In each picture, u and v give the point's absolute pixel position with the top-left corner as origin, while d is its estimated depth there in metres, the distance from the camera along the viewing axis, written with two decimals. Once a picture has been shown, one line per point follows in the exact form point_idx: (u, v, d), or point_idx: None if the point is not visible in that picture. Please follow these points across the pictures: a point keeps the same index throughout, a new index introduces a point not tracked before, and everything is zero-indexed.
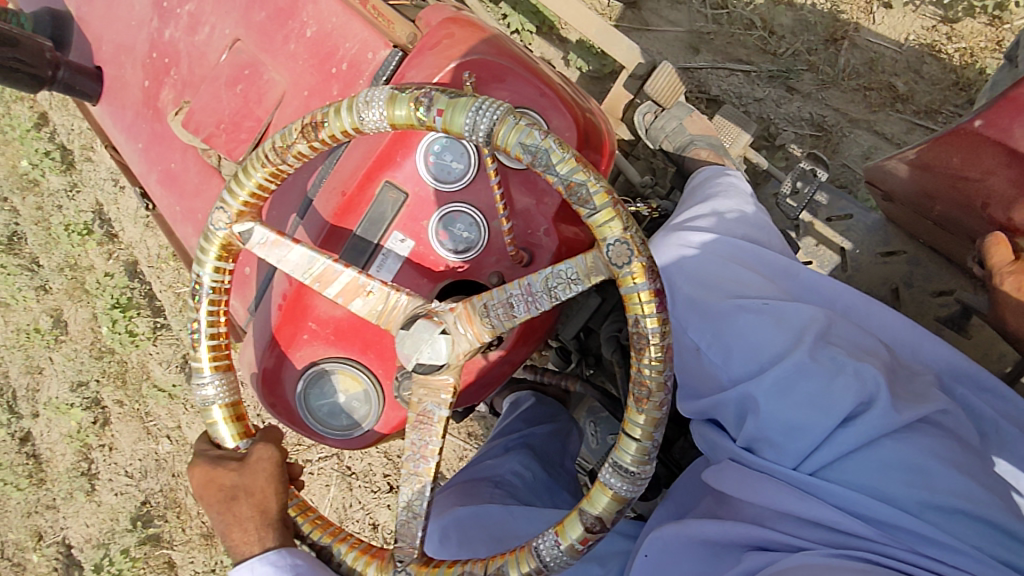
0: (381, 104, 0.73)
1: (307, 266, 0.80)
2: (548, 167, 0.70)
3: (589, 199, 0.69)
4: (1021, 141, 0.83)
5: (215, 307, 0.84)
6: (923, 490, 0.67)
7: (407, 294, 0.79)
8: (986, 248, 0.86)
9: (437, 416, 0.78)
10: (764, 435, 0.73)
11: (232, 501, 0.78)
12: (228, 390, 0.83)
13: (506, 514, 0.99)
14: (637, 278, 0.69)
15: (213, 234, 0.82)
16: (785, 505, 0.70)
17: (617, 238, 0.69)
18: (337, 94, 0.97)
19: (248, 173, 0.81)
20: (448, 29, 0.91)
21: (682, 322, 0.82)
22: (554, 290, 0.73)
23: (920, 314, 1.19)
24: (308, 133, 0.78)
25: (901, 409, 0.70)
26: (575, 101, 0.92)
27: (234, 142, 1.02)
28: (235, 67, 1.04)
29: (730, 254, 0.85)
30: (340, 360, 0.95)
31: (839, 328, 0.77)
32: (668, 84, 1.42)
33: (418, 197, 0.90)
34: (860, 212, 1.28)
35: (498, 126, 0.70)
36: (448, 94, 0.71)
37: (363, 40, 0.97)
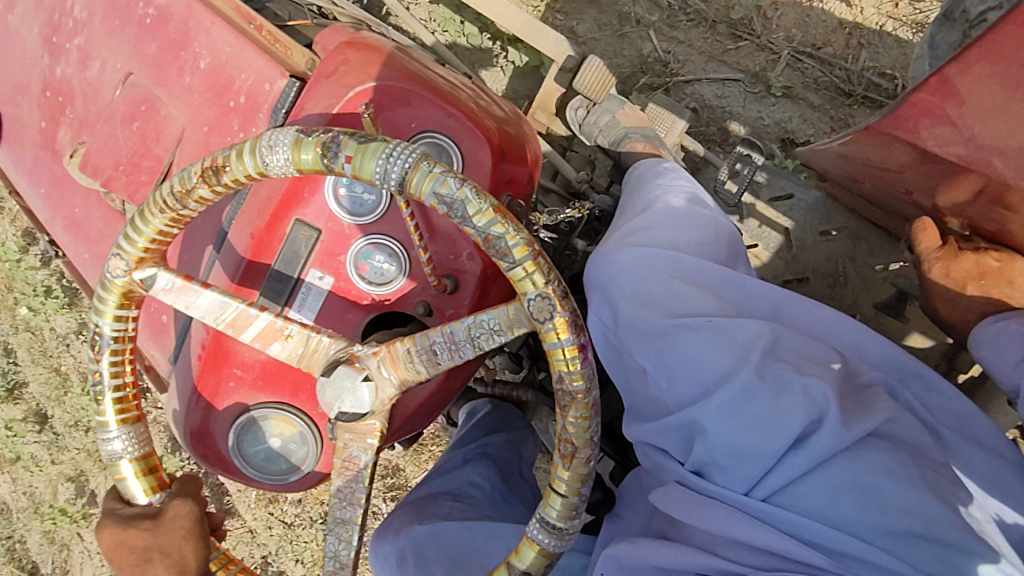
0: (285, 148, 0.70)
1: (218, 312, 0.76)
2: (464, 218, 0.67)
3: (508, 253, 0.66)
4: (928, 143, 0.77)
5: (118, 357, 0.79)
6: (876, 513, 0.66)
7: (328, 336, 0.76)
8: (914, 233, 0.86)
9: (361, 462, 0.75)
10: (712, 458, 0.71)
11: (146, 564, 0.74)
12: (138, 443, 0.79)
13: (464, 532, 0.96)
14: (561, 333, 0.67)
15: (111, 282, 0.77)
16: (736, 532, 0.69)
17: (539, 293, 0.66)
18: (239, 129, 0.92)
19: (146, 218, 0.76)
20: (344, 55, 0.86)
21: (625, 345, 0.79)
22: (478, 340, 0.71)
23: (868, 291, 1.20)
24: (208, 178, 0.73)
25: (849, 426, 0.68)
26: (485, 116, 0.88)
27: (135, 184, 0.97)
28: (131, 103, 0.98)
29: (672, 268, 0.82)
30: (270, 406, 0.91)
31: (786, 341, 0.75)
32: (597, 79, 1.40)
33: (332, 232, 0.86)
34: (800, 191, 1.28)
35: (411, 173, 0.66)
36: (357, 138, 0.68)
37: (260, 71, 0.92)
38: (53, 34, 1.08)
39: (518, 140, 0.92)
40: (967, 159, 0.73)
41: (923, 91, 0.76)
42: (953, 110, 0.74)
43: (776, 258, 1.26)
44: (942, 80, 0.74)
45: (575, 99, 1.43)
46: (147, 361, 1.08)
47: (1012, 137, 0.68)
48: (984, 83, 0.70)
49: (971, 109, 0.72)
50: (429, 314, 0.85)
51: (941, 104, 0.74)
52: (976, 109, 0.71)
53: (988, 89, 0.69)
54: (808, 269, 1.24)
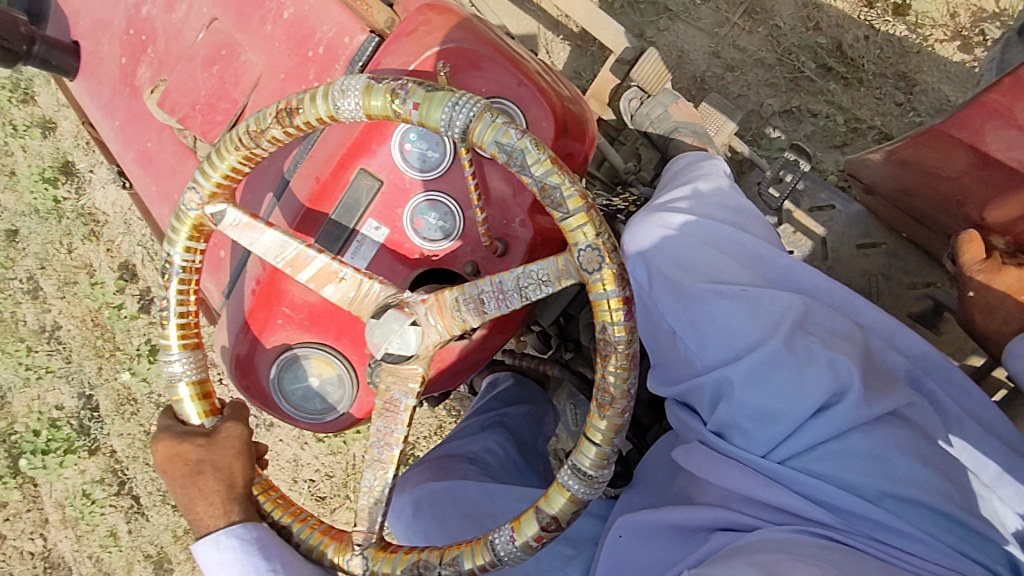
0: (356, 94, 0.74)
1: (279, 250, 0.80)
2: (522, 167, 0.71)
3: (563, 203, 0.71)
4: (992, 146, 0.83)
5: (185, 285, 0.84)
6: (886, 481, 0.68)
7: (380, 282, 0.80)
8: (959, 245, 0.86)
9: (403, 405, 0.79)
10: (735, 420, 0.73)
11: (197, 476, 0.79)
12: (195, 368, 0.83)
13: (481, 493, 0.98)
14: (607, 285, 0.71)
15: (185, 214, 0.82)
16: (749, 489, 0.72)
17: (587, 244, 0.71)
18: (314, 78, 0.96)
19: (222, 155, 0.80)
20: (425, 15, 0.90)
21: (657, 305, 0.79)
22: (526, 290, 0.74)
23: (896, 305, 1.21)
24: (282, 119, 0.78)
25: (869, 401, 0.70)
26: (552, 91, 0.91)
27: (210, 124, 1.01)
28: (212, 47, 1.02)
29: (710, 237, 0.82)
30: (314, 345, 0.95)
31: (815, 315, 0.75)
32: (654, 72, 1.45)
33: (394, 184, 0.90)
34: (842, 204, 1.29)
35: (474, 123, 0.71)
36: (425, 87, 0.73)
37: (340, 24, 0.96)
38: None
39: (581, 119, 0.95)
40: None
41: (994, 91, 0.82)
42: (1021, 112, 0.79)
43: (809, 264, 1.28)
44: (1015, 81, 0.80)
45: (630, 90, 1.45)
46: (202, 296, 1.12)
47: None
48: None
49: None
50: (477, 274, 0.90)
51: (1010, 105, 0.80)
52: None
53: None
54: (840, 280, 1.25)
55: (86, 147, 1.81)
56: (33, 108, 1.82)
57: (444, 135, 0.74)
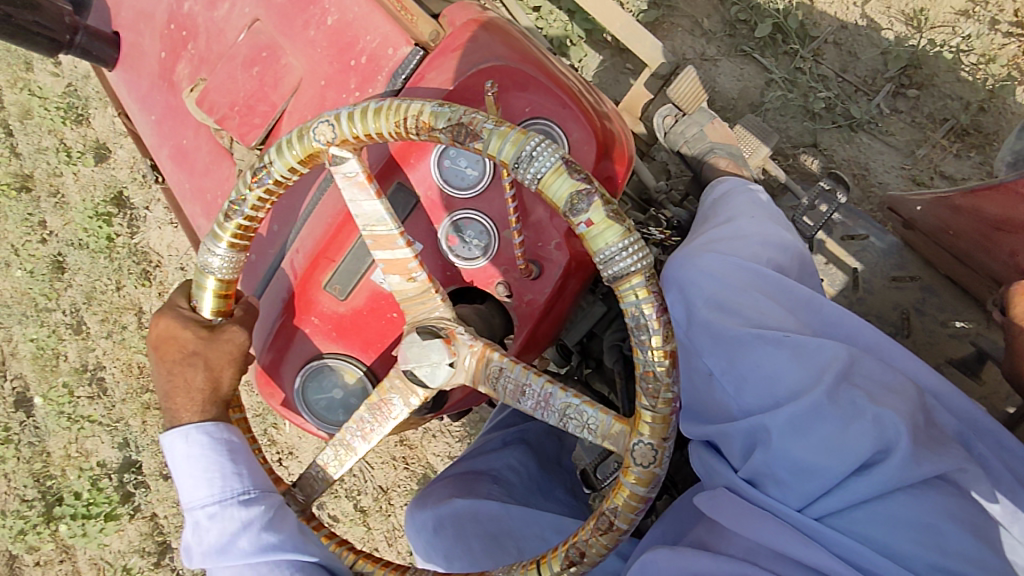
0: (547, 165, 0.66)
1: (372, 222, 0.75)
2: (639, 340, 0.67)
3: (657, 396, 0.67)
4: None
5: (266, 200, 0.77)
6: (936, 552, 0.65)
7: (443, 299, 0.78)
8: (1009, 299, 0.81)
9: (393, 409, 0.79)
10: (772, 470, 0.71)
11: (187, 367, 0.82)
12: (231, 269, 0.81)
13: (503, 512, 0.95)
14: (639, 483, 0.69)
15: (308, 140, 0.73)
16: (786, 545, 0.68)
17: (649, 442, 0.68)
18: (355, 87, 0.95)
19: (378, 116, 0.70)
20: (472, 32, 0.90)
21: (696, 346, 0.79)
22: (567, 419, 0.73)
23: (930, 344, 1.15)
24: (456, 134, 0.68)
25: (919, 460, 0.67)
26: (596, 113, 0.90)
27: (247, 126, 1.00)
28: (253, 48, 1.02)
29: (753, 278, 0.81)
30: (340, 357, 0.93)
31: (861, 366, 0.74)
32: (691, 90, 1.39)
33: (430, 201, 0.89)
34: (876, 234, 1.27)
35: (630, 275, 0.66)
36: (612, 212, 0.66)
37: (385, 35, 0.94)
38: None
39: (621, 141, 0.93)
40: None
41: None
42: None
43: (841, 296, 1.23)
44: None
45: (665, 106, 1.42)
46: None
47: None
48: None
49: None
50: (509, 296, 0.88)
51: None
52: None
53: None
54: (870, 312, 1.20)
55: (142, 182, 1.82)
56: (86, 130, 1.84)
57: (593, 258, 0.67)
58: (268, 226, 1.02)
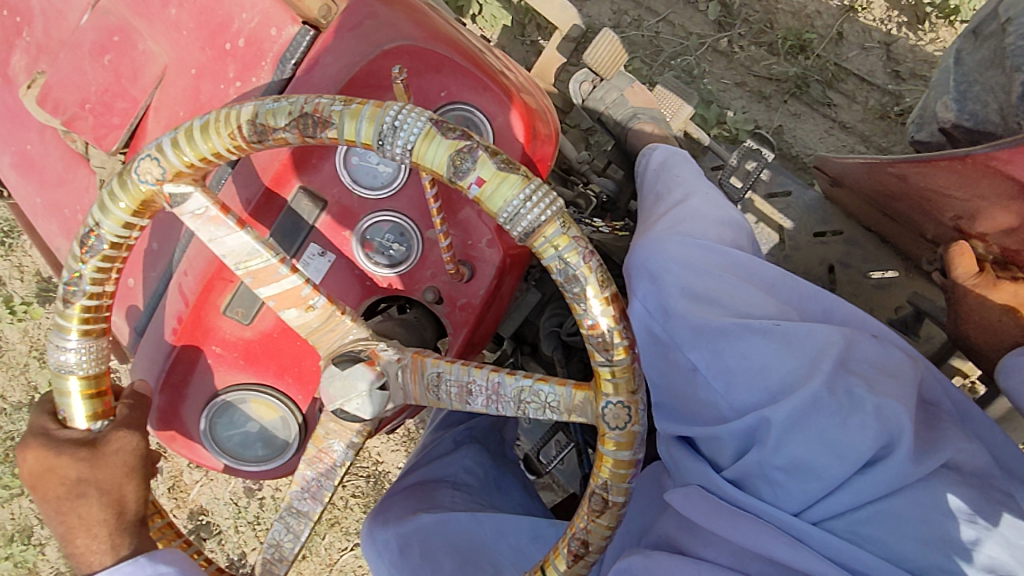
0: (414, 133, 0.56)
1: (243, 258, 0.63)
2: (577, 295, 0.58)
3: (609, 346, 0.58)
4: None
5: (107, 264, 0.65)
6: (941, 552, 0.56)
7: (353, 319, 0.67)
8: (950, 258, 0.79)
9: (338, 455, 0.71)
10: (764, 472, 0.62)
11: (77, 500, 0.67)
12: (95, 360, 0.68)
13: (473, 525, 0.86)
14: (622, 446, 0.60)
15: (134, 184, 0.61)
16: (770, 550, 0.60)
17: (619, 400, 0.59)
18: (234, 76, 0.80)
19: (208, 131, 0.60)
20: (371, 6, 0.77)
21: (673, 339, 0.66)
22: (524, 404, 0.63)
23: (859, 296, 1.16)
24: (302, 126, 0.58)
25: (921, 457, 0.59)
26: (520, 90, 0.81)
27: (104, 128, 0.84)
28: (102, 32, 0.84)
29: (732, 260, 0.70)
30: (251, 388, 0.82)
31: (858, 349, 0.64)
32: (609, 54, 1.30)
33: (340, 205, 0.78)
34: (799, 189, 1.27)
35: (544, 227, 0.56)
36: (500, 162, 0.56)
37: (264, 12, 0.80)
38: None
39: (551, 121, 0.84)
40: None
41: None
42: None
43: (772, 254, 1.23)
44: None
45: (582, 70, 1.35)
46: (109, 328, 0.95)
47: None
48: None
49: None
50: (439, 301, 0.79)
51: None
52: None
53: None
54: (797, 269, 1.20)
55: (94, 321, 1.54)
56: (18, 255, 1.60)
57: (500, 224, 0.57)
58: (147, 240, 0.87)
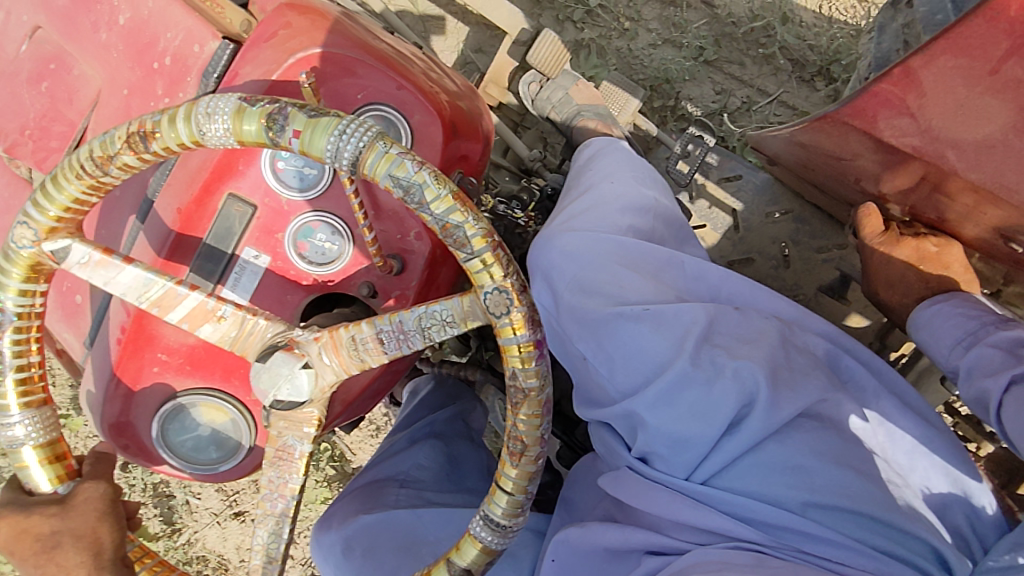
0: (225, 116, 0.63)
1: (141, 290, 0.69)
2: (421, 205, 0.62)
3: (467, 243, 0.63)
4: (885, 133, 0.73)
5: (22, 333, 0.70)
6: (805, 490, 0.63)
7: (266, 318, 0.70)
8: (857, 220, 0.87)
9: (298, 451, 0.71)
10: (653, 448, 0.68)
11: (54, 551, 0.65)
12: (44, 428, 0.70)
13: (414, 519, 0.90)
14: (517, 328, 0.64)
15: (16, 252, 0.68)
16: (676, 514, 0.65)
17: (495, 288, 0.63)
18: (164, 94, 0.84)
19: (60, 183, 0.67)
20: (285, 17, 0.81)
21: (566, 331, 0.73)
22: (429, 331, 0.67)
23: (809, 272, 1.20)
24: (135, 144, 0.66)
25: (779, 405, 0.65)
26: (437, 87, 0.85)
27: (43, 151, 0.87)
28: (39, 60, 0.88)
29: (615, 252, 0.76)
30: (200, 393, 0.85)
31: (722, 322, 0.71)
32: (552, 54, 1.35)
33: (270, 208, 0.81)
34: (748, 172, 1.26)
35: (365, 154, 0.61)
36: (307, 112, 0.62)
37: (188, 29, 0.83)
38: None
39: (472, 115, 0.88)
40: (921, 150, 0.70)
41: (885, 82, 0.69)
42: (914, 101, 0.68)
43: (724, 239, 1.25)
44: (905, 72, 0.67)
45: (529, 73, 1.38)
46: (59, 347, 0.97)
47: (968, 131, 0.64)
48: (947, 77, 0.64)
49: (930, 102, 0.66)
50: (375, 296, 0.82)
51: (903, 95, 0.68)
52: (935, 103, 0.66)
53: (951, 83, 0.64)
54: (752, 250, 1.23)
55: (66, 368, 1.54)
56: None
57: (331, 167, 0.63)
58: None
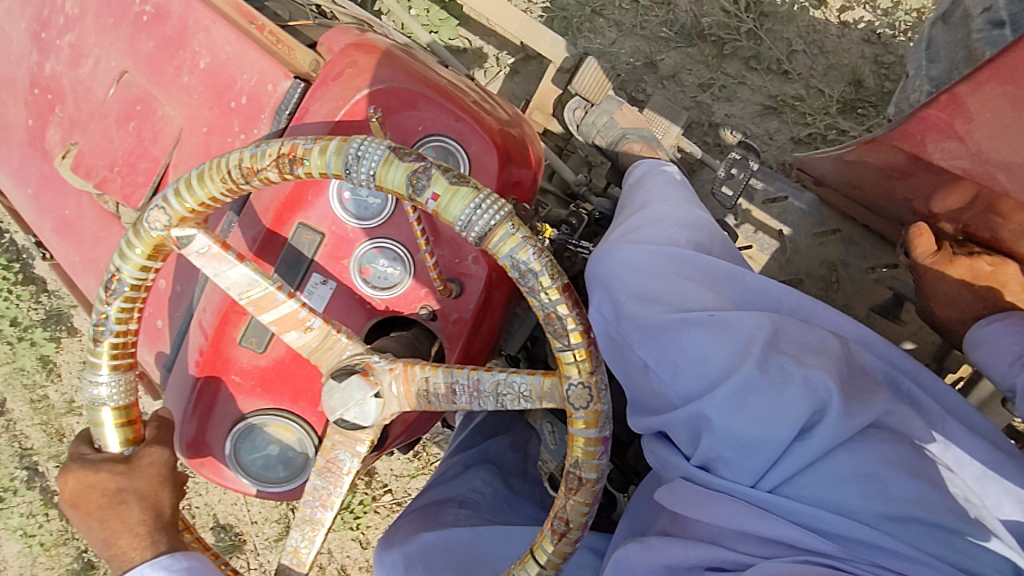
0: (373, 161, 0.65)
1: (245, 287, 0.72)
2: (532, 289, 0.64)
3: (564, 334, 0.65)
4: (935, 156, 0.73)
5: (130, 305, 0.74)
6: (880, 500, 0.62)
7: (347, 335, 0.74)
8: (911, 240, 0.87)
9: (345, 467, 0.74)
10: (719, 452, 0.66)
11: (119, 506, 0.72)
12: (124, 392, 0.75)
13: (474, 538, 0.89)
14: (589, 424, 0.66)
15: (146, 231, 0.71)
16: (744, 524, 0.64)
17: (581, 382, 0.65)
18: (239, 130, 0.90)
19: (203, 180, 0.70)
20: (351, 57, 0.86)
21: (625, 338, 0.73)
22: (502, 397, 0.69)
23: (860, 293, 1.19)
24: (281, 164, 0.68)
25: (851, 415, 0.64)
26: (491, 118, 0.88)
27: (130, 187, 0.94)
28: (125, 102, 0.95)
29: (675, 262, 0.76)
30: (269, 413, 0.89)
31: (787, 332, 0.70)
32: (595, 81, 1.39)
33: (336, 236, 0.85)
34: (795, 194, 1.27)
35: (493, 231, 0.64)
36: (450, 177, 0.64)
37: (261, 71, 0.90)
38: (42, 30, 1.04)
39: (524, 144, 0.91)
40: (972, 172, 0.69)
41: (932, 107, 0.72)
42: (962, 126, 0.69)
43: (771, 261, 1.25)
44: (952, 99, 0.68)
45: (573, 100, 1.41)
46: (140, 368, 1.04)
47: (1018, 154, 0.64)
48: (993, 100, 0.64)
49: (978, 127, 0.67)
50: (434, 318, 0.85)
51: (950, 120, 0.70)
52: (983, 127, 0.66)
53: (998, 107, 0.64)
54: (801, 272, 1.22)
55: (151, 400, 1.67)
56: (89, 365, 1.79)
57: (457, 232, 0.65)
58: (172, 283, 0.96)
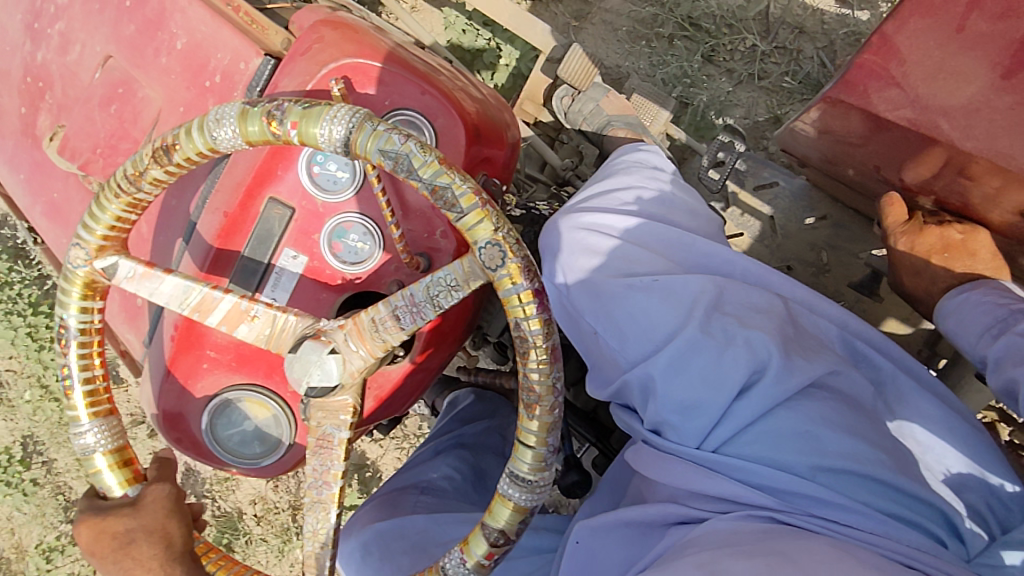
0: (232, 121, 0.68)
1: (183, 297, 0.74)
2: (410, 172, 0.65)
3: (456, 203, 0.65)
4: (879, 108, 0.76)
5: (86, 348, 0.77)
6: (814, 455, 0.62)
7: (295, 314, 0.74)
8: (882, 210, 0.85)
9: (337, 438, 0.74)
10: (664, 417, 0.67)
11: (129, 546, 0.69)
12: (111, 435, 0.75)
13: (430, 525, 0.90)
14: (516, 279, 0.64)
15: (72, 272, 0.75)
16: (692, 483, 0.64)
17: (489, 241, 0.64)
18: (214, 108, 0.92)
19: (103, 205, 0.74)
20: (319, 32, 0.88)
21: (575, 306, 0.73)
22: (438, 298, 0.69)
23: (849, 277, 1.17)
24: (160, 158, 0.71)
25: (792, 372, 0.65)
26: (459, 92, 0.89)
27: (112, 166, 0.96)
28: (108, 85, 0.97)
29: (628, 232, 0.77)
30: (244, 388, 0.90)
31: (730, 294, 0.70)
32: (581, 68, 1.39)
33: (306, 211, 0.86)
34: (785, 179, 1.24)
35: (356, 134, 0.65)
36: (300, 104, 0.67)
37: (235, 49, 0.92)
38: (34, 20, 1.07)
39: (497, 122, 0.92)
40: (917, 121, 0.73)
41: (867, 52, 0.75)
42: (896, 69, 0.73)
43: (759, 245, 1.23)
44: (882, 39, 0.73)
45: (560, 88, 1.41)
46: (125, 347, 1.07)
47: (953, 95, 0.70)
48: (920, 37, 0.71)
49: (913, 67, 0.72)
50: None
51: (884, 64, 0.74)
52: (916, 67, 0.72)
53: (925, 45, 0.70)
54: (791, 257, 1.20)
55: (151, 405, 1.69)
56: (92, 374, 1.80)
57: (328, 151, 0.68)
58: None
